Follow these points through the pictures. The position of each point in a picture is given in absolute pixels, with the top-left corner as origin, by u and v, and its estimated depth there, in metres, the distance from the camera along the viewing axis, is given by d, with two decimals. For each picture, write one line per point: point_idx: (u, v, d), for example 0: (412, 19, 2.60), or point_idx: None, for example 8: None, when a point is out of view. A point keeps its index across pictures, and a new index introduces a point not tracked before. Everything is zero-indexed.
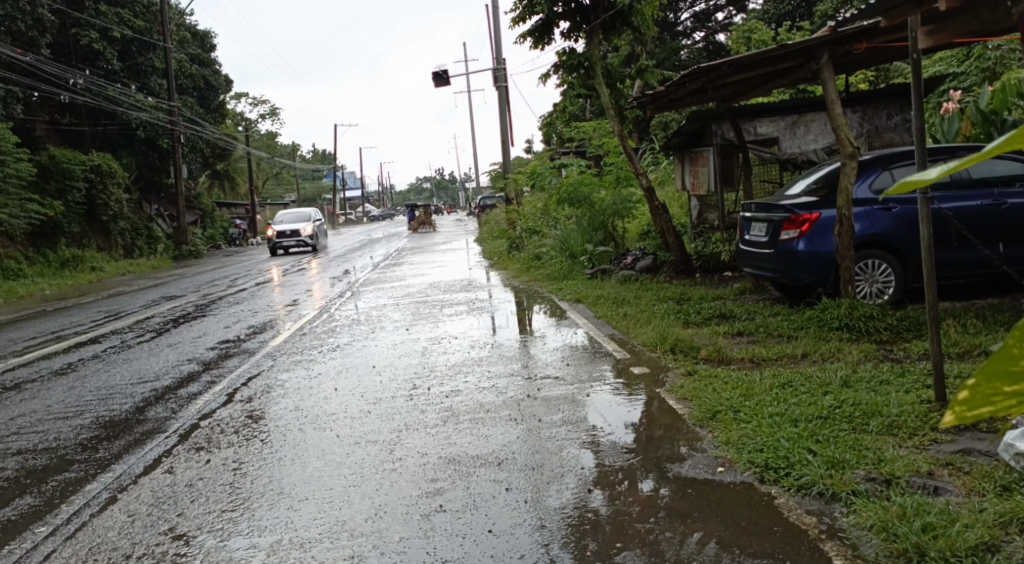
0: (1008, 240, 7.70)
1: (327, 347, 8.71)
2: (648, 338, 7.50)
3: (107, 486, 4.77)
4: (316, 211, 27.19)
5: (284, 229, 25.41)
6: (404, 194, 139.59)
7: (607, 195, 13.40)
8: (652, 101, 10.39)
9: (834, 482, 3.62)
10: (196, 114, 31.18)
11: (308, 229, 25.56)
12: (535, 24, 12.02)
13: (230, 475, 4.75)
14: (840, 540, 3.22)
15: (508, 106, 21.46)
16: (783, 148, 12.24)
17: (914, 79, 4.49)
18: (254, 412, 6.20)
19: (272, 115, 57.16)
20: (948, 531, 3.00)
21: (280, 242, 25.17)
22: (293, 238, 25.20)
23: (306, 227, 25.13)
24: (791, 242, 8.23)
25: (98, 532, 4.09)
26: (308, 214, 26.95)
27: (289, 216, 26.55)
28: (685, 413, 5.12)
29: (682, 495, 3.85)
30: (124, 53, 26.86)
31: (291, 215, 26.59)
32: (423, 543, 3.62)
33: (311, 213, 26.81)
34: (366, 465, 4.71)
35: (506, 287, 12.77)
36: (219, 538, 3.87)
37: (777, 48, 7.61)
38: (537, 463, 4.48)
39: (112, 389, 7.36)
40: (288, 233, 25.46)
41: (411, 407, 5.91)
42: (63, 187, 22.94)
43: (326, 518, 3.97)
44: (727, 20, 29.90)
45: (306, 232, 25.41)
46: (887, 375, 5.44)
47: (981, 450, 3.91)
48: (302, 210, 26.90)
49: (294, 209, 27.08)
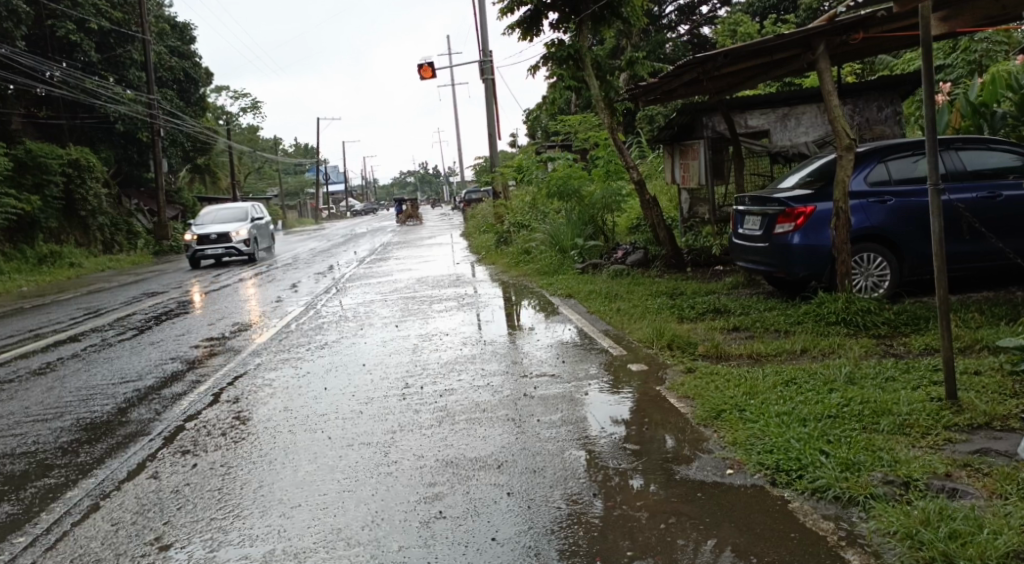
0: (1020, 232, 7.64)
1: (315, 344, 8.52)
2: (645, 333, 7.35)
3: (89, 492, 4.56)
4: (253, 206, 21.05)
5: (207, 233, 19.14)
6: (388, 187, 138.94)
7: (597, 188, 13.24)
8: (644, 92, 10.21)
9: (851, 485, 3.50)
10: (176, 107, 30.75)
11: (241, 231, 19.43)
12: (523, 15, 11.83)
13: (218, 479, 4.57)
14: (861, 547, 3.10)
15: (495, 99, 21.27)
16: (775, 140, 12.10)
17: (926, 64, 4.36)
18: (242, 412, 6.00)
19: (254, 109, 56.65)
20: (977, 540, 2.90)
21: (202, 249, 19.04)
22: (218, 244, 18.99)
23: (237, 229, 19.03)
24: (786, 236, 8.09)
25: (80, 542, 3.89)
26: (244, 210, 20.81)
27: (219, 213, 20.35)
28: (688, 412, 4.99)
29: (690, 500, 3.71)
30: (102, 44, 26.45)
31: (222, 212, 20.45)
32: (424, 552, 3.45)
33: (248, 210, 20.67)
34: (361, 468, 4.54)
35: (495, 282, 12.59)
36: (208, 549, 3.68)
37: (773, 38, 7.47)
38: (538, 466, 4.33)
39: (93, 390, 7.14)
40: (213, 239, 19.15)
41: (404, 407, 5.74)
42: (41, 182, 22.53)
43: (319, 526, 3.80)
44: (712, 13, 29.80)
45: (238, 236, 19.27)
46: (892, 371, 5.32)
47: (998, 450, 3.81)
48: (236, 207, 20.75)
49: (226, 204, 20.91)
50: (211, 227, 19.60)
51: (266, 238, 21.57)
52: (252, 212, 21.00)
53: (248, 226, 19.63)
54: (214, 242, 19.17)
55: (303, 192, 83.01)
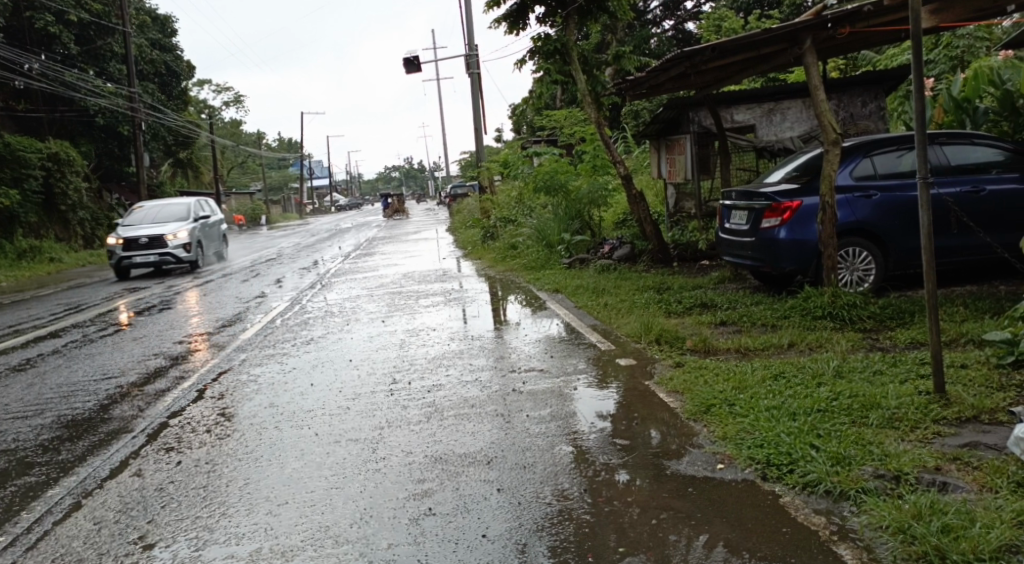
0: (1008, 225, 7.69)
1: (300, 340, 8.45)
2: (632, 329, 7.33)
3: (70, 491, 4.49)
4: (196, 202, 17.71)
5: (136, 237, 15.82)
6: (372, 182, 138.37)
7: (583, 182, 13.22)
8: (631, 87, 10.18)
9: (842, 480, 3.50)
10: (158, 101, 30.50)
11: (178, 233, 16.14)
12: (509, 9, 11.77)
13: (203, 477, 4.51)
14: (853, 542, 3.09)
15: (481, 94, 21.19)
16: (760, 135, 12.02)
17: (916, 59, 4.37)
18: (227, 409, 5.94)
19: (237, 102, 56.23)
20: (969, 534, 2.91)
21: (130, 256, 15.73)
22: (150, 250, 15.75)
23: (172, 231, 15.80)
24: (772, 230, 8.09)
25: (62, 542, 3.83)
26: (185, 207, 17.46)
27: (154, 210, 17.05)
28: (677, 407, 4.97)
29: (682, 496, 3.70)
30: (81, 37, 26.18)
31: (160, 208, 17.16)
32: (413, 550, 3.42)
33: (191, 206, 17.38)
34: (349, 465, 4.49)
35: (481, 277, 12.54)
36: (194, 547, 3.63)
37: (760, 32, 7.47)
38: (528, 462, 4.30)
39: (75, 387, 7.04)
40: (144, 244, 15.85)
41: (392, 403, 5.69)
42: (19, 176, 22.26)
43: (307, 523, 3.76)
44: (696, 8, 29.84)
45: (174, 239, 15.96)
46: (880, 365, 5.33)
47: (987, 444, 3.82)
48: (176, 202, 17.43)
49: (164, 199, 17.58)
50: (141, 229, 16.23)
51: (214, 239, 18.27)
52: (195, 209, 17.71)
53: (188, 227, 16.38)
54: (144, 248, 15.82)
55: (287, 186, 82.55)
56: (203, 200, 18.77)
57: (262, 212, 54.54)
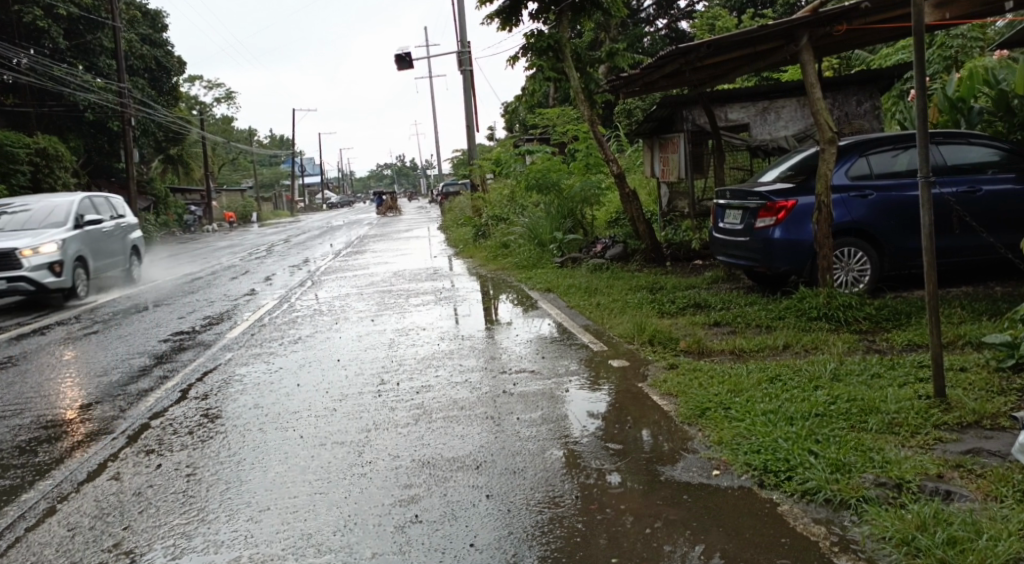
0: (1008, 225, 7.61)
1: (288, 339, 8.30)
2: (625, 329, 7.22)
3: (45, 495, 4.34)
4: (84, 198, 12.62)
5: None
6: (365, 179, 138.07)
7: (576, 181, 13.08)
8: (626, 85, 10.05)
9: (842, 488, 3.39)
10: (148, 96, 30.22)
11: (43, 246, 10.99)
12: (502, 5, 11.63)
13: (183, 482, 4.37)
14: (856, 553, 2.99)
15: (473, 90, 21.04)
16: (754, 134, 11.96)
17: (918, 55, 4.27)
18: (212, 410, 5.80)
19: (228, 99, 55.90)
20: (977, 547, 2.81)
21: None
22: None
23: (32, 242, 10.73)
24: (767, 230, 7.98)
25: (33, 549, 3.68)
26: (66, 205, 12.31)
27: (17, 212, 11.88)
28: (671, 410, 4.86)
29: (676, 503, 3.58)
30: (71, 31, 25.93)
31: (30, 207, 12.04)
32: (398, 560, 3.29)
33: (77, 205, 12.34)
34: (334, 470, 4.35)
35: (473, 276, 12.41)
36: (171, 556, 3.49)
37: (756, 29, 7.35)
38: (519, 466, 4.17)
39: (57, 386, 6.87)
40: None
41: (379, 404, 5.56)
42: (7, 171, 22.02)
43: (289, 531, 3.63)
44: (689, 7, 29.77)
45: (34, 255, 10.81)
46: (877, 367, 5.22)
47: (990, 450, 3.72)
48: (53, 200, 12.29)
49: (39, 196, 12.45)
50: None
51: (115, 251, 13.19)
52: (85, 210, 12.66)
53: (61, 237, 11.31)
54: None
55: (279, 183, 82.22)
56: (103, 197, 13.66)
57: (254, 209, 54.26)
